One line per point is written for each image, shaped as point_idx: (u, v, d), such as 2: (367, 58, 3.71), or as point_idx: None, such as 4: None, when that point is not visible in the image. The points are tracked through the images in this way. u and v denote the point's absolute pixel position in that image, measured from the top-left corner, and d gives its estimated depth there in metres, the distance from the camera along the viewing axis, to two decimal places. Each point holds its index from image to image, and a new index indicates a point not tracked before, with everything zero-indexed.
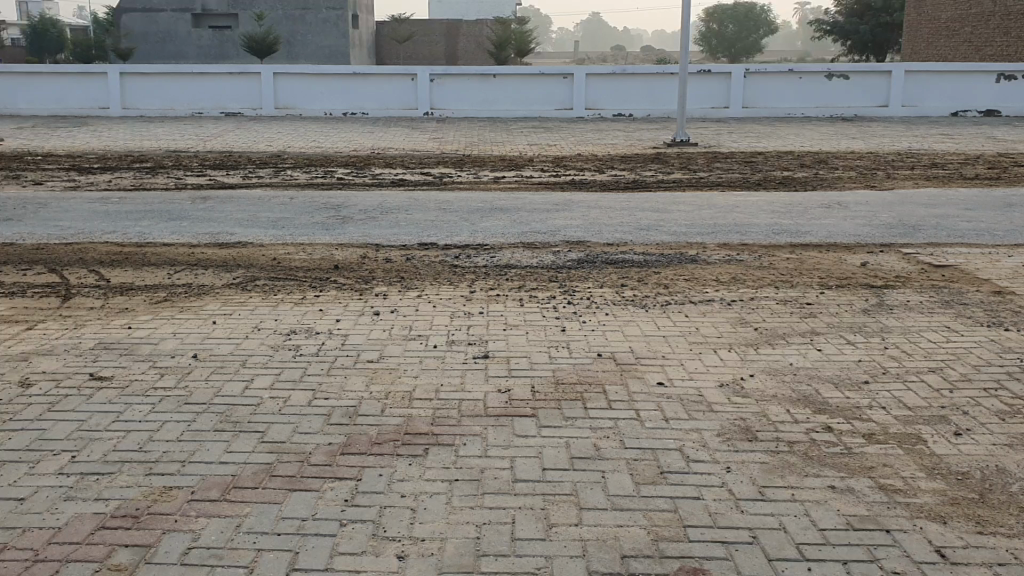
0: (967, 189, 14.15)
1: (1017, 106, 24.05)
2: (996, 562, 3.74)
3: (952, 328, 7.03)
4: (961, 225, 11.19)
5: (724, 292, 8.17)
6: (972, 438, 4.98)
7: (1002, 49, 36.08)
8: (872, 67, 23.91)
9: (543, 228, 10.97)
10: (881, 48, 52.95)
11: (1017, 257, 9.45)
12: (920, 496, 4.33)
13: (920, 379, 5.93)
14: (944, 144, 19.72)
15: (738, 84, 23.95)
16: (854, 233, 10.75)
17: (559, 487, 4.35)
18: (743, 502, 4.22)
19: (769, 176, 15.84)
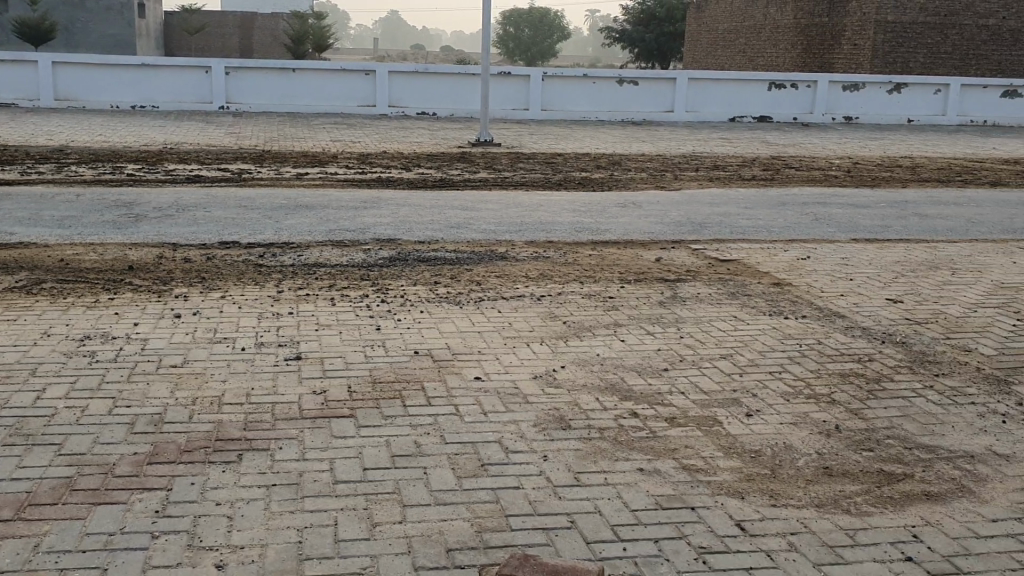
0: (745, 189, 15.23)
1: (786, 113, 26.08)
2: (789, 531, 4.06)
3: (739, 317, 7.55)
4: (742, 223, 12.03)
5: (533, 287, 8.38)
6: (762, 418, 5.38)
7: (772, 61, 39.01)
8: (658, 74, 25.16)
9: (351, 226, 10.84)
10: (666, 56, 55.92)
11: (792, 251, 10.27)
12: (719, 474, 4.63)
13: (714, 365, 6.33)
14: (725, 147, 21.10)
15: (536, 87, 24.58)
16: (649, 231, 11.31)
17: (381, 486, 4.32)
18: (560, 489, 4.36)
19: (568, 176, 16.39)
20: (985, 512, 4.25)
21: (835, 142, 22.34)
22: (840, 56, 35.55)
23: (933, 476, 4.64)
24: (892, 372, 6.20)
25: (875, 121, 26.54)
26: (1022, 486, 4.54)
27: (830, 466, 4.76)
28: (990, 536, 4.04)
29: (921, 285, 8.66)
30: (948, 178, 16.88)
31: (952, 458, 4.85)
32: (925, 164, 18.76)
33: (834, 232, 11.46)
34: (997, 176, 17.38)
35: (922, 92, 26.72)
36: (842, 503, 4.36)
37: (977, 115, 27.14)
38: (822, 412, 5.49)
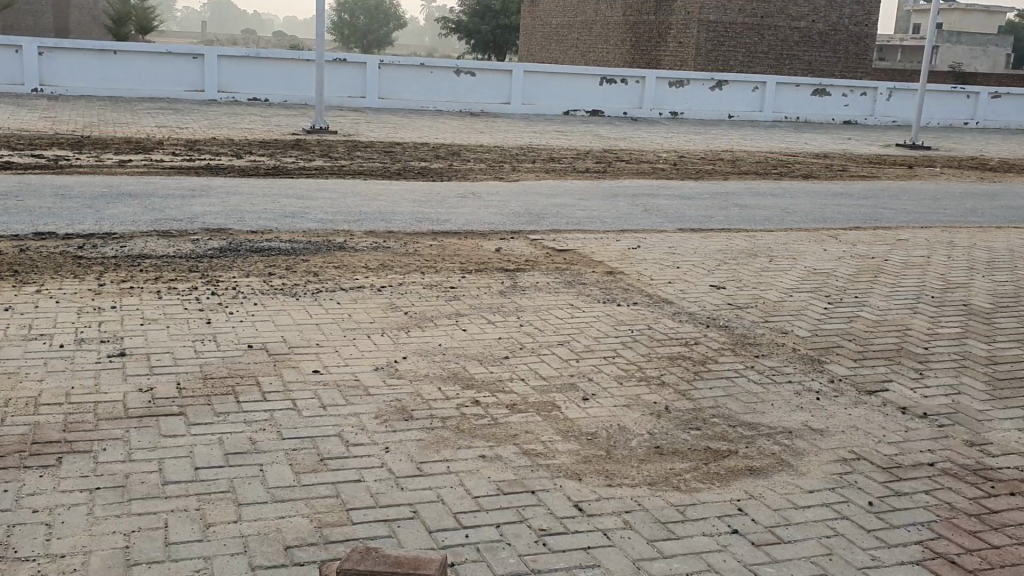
0: (579, 181, 15.61)
1: (617, 107, 26.86)
2: (625, 510, 4.19)
3: (576, 305, 7.74)
4: (577, 213, 12.32)
5: (373, 278, 8.29)
6: (598, 401, 5.54)
7: (604, 56, 40.06)
8: (494, 65, 25.35)
9: (179, 215, 10.38)
10: (501, 48, 56.52)
11: (625, 240, 10.61)
12: (558, 457, 4.74)
13: (552, 352, 6.45)
14: (560, 139, 21.54)
15: (373, 76, 24.29)
16: (487, 221, 11.41)
17: (215, 485, 4.17)
18: (401, 480, 4.34)
19: (407, 166, 16.30)
20: (802, 484, 4.53)
21: (663, 136, 23.21)
22: (666, 53, 36.92)
23: (755, 452, 4.91)
24: (717, 354, 6.51)
25: (699, 116, 27.75)
26: (834, 457, 4.87)
27: (661, 446, 4.95)
28: (807, 505, 4.30)
29: (743, 272, 9.12)
30: (766, 171, 17.85)
31: (772, 434, 5.14)
32: (746, 158, 19.77)
33: (663, 222, 11.91)
34: (810, 170, 18.52)
35: (742, 90, 28.14)
36: (673, 481, 4.54)
37: (790, 112, 28.85)
38: (653, 394, 5.70)
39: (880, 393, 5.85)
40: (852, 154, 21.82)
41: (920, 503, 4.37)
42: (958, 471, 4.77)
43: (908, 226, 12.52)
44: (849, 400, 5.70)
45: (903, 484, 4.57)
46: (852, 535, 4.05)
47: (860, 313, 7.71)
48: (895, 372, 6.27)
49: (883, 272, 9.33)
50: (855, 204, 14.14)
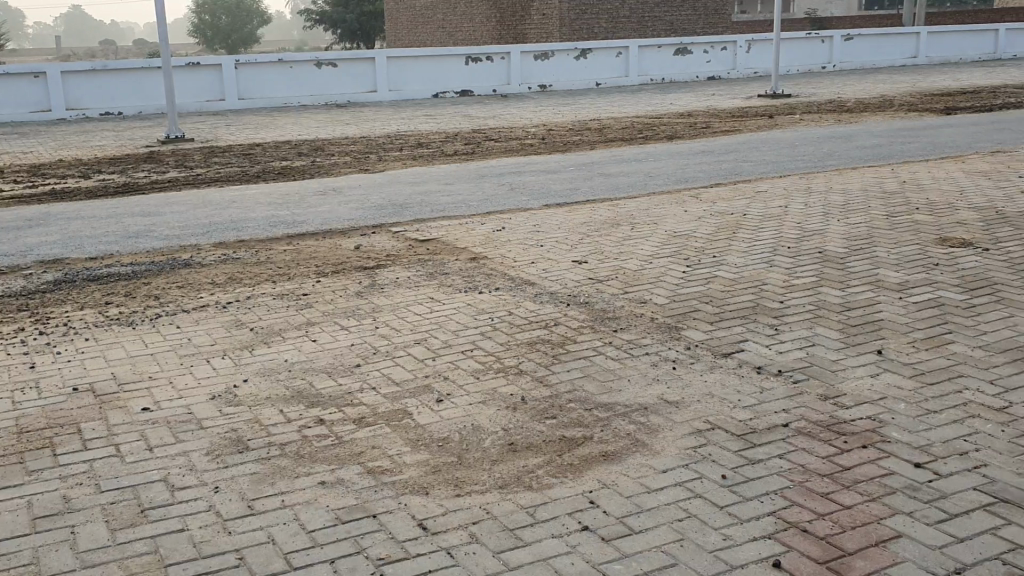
0: (447, 165, 15.30)
1: (485, 85, 26.59)
2: (470, 522, 3.95)
3: (435, 298, 7.46)
4: (442, 200, 12.02)
5: (220, 294, 7.83)
6: (451, 402, 5.26)
7: (470, 35, 39.68)
8: (355, 54, 24.69)
9: (13, 249, 9.67)
10: (369, 36, 55.59)
11: (489, 223, 10.38)
12: (405, 471, 4.45)
13: (406, 353, 6.15)
14: (428, 124, 21.15)
15: (230, 77, 23.34)
16: (347, 218, 11.00)
17: (17, 558, 3.76)
18: (229, 523, 4.01)
19: (268, 167, 15.70)
20: (656, 465, 4.35)
21: (531, 110, 23.07)
22: (532, 27, 36.76)
23: (611, 435, 4.72)
24: (575, 334, 6.33)
25: (568, 87, 27.73)
26: (690, 430, 4.72)
27: (515, 441, 4.72)
28: (660, 487, 4.12)
29: (605, 244, 8.99)
30: (632, 137, 17.87)
31: (628, 412, 4.97)
32: (613, 125, 19.81)
33: (528, 200, 11.72)
34: (674, 130, 18.64)
35: (606, 56, 28.21)
36: (524, 479, 4.31)
37: (655, 74, 29.08)
38: (509, 385, 5.47)
39: (736, 355, 5.76)
40: (715, 110, 22.10)
41: (773, 471, 4.24)
42: (811, 430, 4.68)
43: (766, 177, 12.67)
44: (707, 366, 5.58)
45: (757, 452, 4.45)
46: (704, 514, 3.88)
47: (718, 272, 7.65)
48: (752, 330, 6.20)
49: (742, 228, 9.34)
50: (716, 161, 14.25)
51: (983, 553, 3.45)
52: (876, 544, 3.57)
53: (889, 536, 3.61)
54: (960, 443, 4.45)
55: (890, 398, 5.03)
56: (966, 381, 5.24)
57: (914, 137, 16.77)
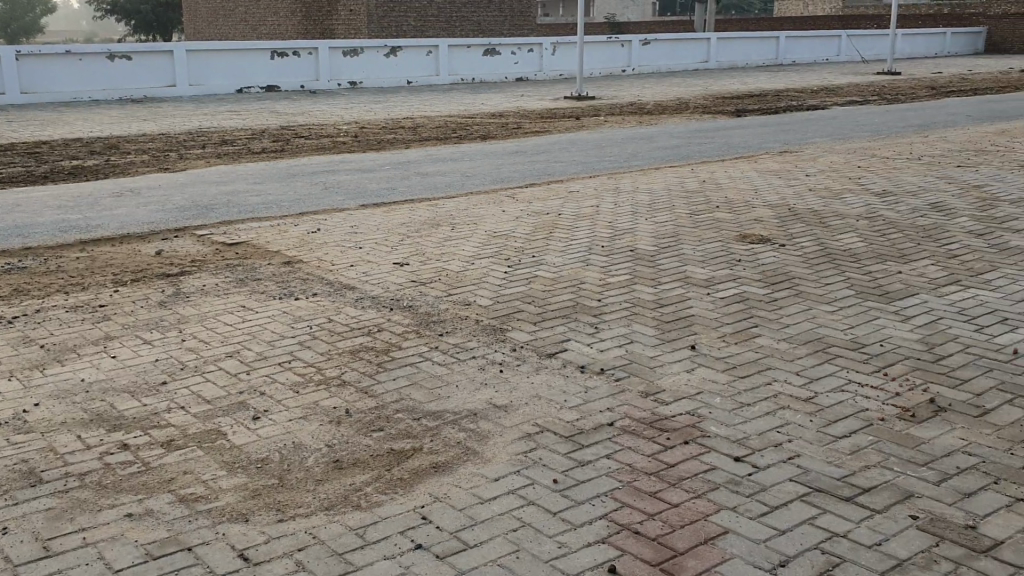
0: (255, 163, 14.70)
1: (292, 81, 25.82)
2: (296, 548, 3.72)
3: (247, 306, 7.10)
4: (251, 200, 11.53)
5: (3, 308, 7.12)
6: (268, 419, 4.97)
7: (275, 28, 38.44)
8: (151, 47, 23.33)
9: None
10: (165, 27, 52.89)
11: (302, 224, 10.02)
12: (222, 497, 4.16)
13: (219, 367, 5.79)
14: (232, 120, 20.27)
15: (10, 70, 21.49)
16: (147, 221, 10.32)
17: None
18: (21, 569, 3.60)
19: (57, 166, 14.54)
20: (487, 473, 4.27)
21: (341, 108, 22.63)
22: (339, 23, 36.09)
23: (439, 445, 4.60)
24: (398, 340, 6.17)
25: (377, 85, 27.37)
26: (519, 434, 4.66)
27: (340, 458, 4.51)
28: (492, 498, 4.04)
29: (423, 245, 8.87)
30: (446, 136, 17.84)
31: (456, 420, 4.87)
32: (426, 123, 19.73)
33: (342, 200, 11.42)
34: (487, 130, 18.77)
35: (416, 54, 28.05)
36: (352, 499, 4.11)
37: (465, 74, 29.20)
38: (331, 398, 5.24)
39: (560, 355, 5.76)
40: (525, 110, 22.46)
41: (602, 471, 4.21)
42: (636, 427, 4.69)
43: (577, 177, 12.94)
44: (532, 367, 5.56)
45: (585, 452, 4.43)
46: (538, 523, 3.82)
47: (538, 272, 7.70)
48: (573, 329, 6.25)
49: (558, 227, 9.48)
50: (529, 161, 14.43)
51: (803, 543, 3.56)
52: (705, 542, 3.61)
53: (717, 534, 3.66)
54: (774, 435, 4.60)
55: (707, 392, 5.16)
56: (774, 372, 5.45)
57: (710, 138, 17.64)
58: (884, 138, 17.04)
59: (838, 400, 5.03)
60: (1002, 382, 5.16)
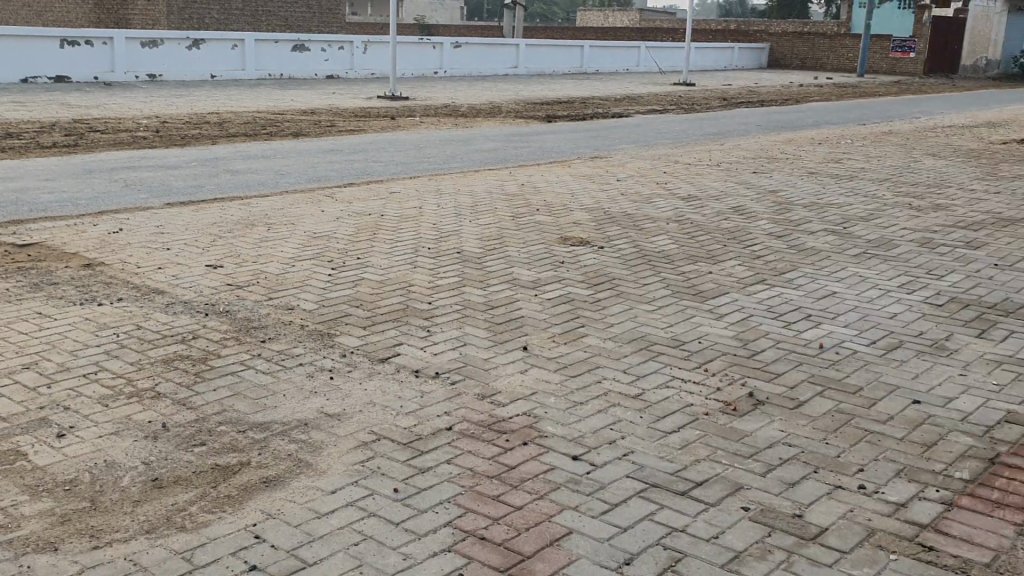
0: (45, 158, 13.60)
1: (84, 72, 24.14)
2: None
3: (44, 313, 6.50)
4: (43, 197, 10.64)
5: None
6: (75, 436, 4.55)
7: (63, 15, 35.90)
8: None
9: None
10: None
11: (103, 224, 9.34)
12: (25, 526, 3.75)
13: (15, 381, 5.26)
14: (16, 111, 18.69)
15: None
16: None
17: None
18: None
19: None
20: (322, 486, 4.07)
21: (140, 101, 21.38)
22: (136, 13, 34.14)
23: (270, 458, 4.36)
24: (217, 348, 5.82)
25: (180, 79, 26.07)
26: (353, 443, 4.48)
27: (159, 477, 4.18)
28: (330, 511, 3.86)
29: (238, 246, 8.45)
30: (255, 133, 17.22)
31: (286, 431, 4.63)
32: (233, 119, 18.95)
33: (147, 198, 10.75)
34: (299, 128, 18.28)
35: (221, 48, 26.94)
36: (176, 520, 3.82)
37: (274, 70, 28.32)
38: (146, 412, 4.87)
39: (391, 359, 5.61)
40: (338, 108, 22.07)
41: (444, 477, 4.11)
42: (474, 430, 4.60)
43: (395, 177, 12.78)
44: (363, 374, 5.38)
45: (424, 459, 4.30)
46: (381, 535, 3.68)
47: (363, 275, 7.50)
48: (403, 333, 6.10)
49: (380, 228, 9.30)
50: (345, 160, 14.12)
51: (646, 540, 3.59)
52: (551, 544, 3.58)
53: (563, 535, 3.65)
54: (609, 431, 4.60)
55: (541, 391, 5.14)
56: (604, 370, 5.47)
57: (524, 142, 17.94)
58: (686, 146, 17.92)
59: (665, 396, 5.07)
60: (813, 375, 5.37)
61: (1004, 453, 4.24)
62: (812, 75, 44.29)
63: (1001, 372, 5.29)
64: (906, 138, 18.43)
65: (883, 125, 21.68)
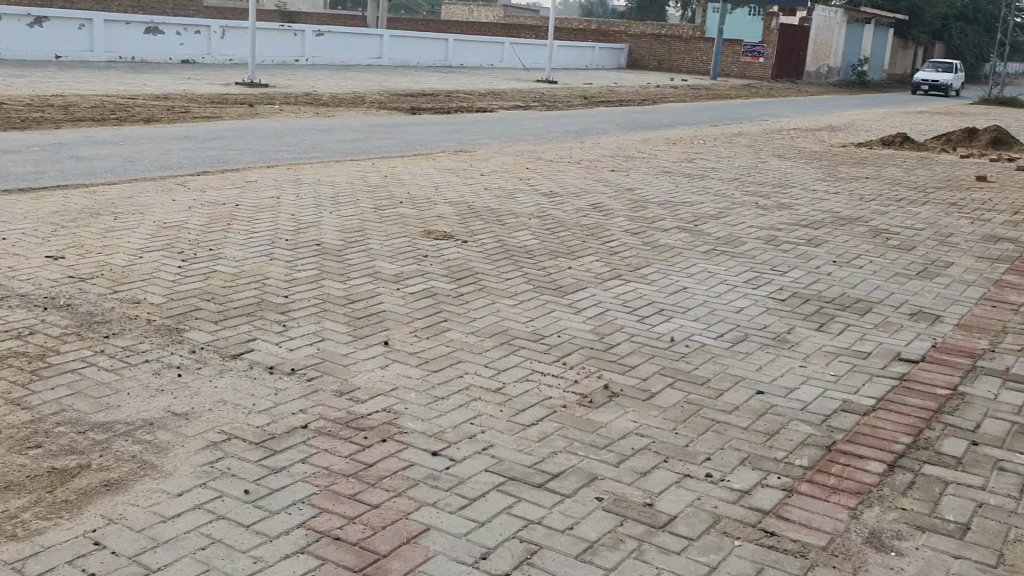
0: None
1: None
2: None
3: None
4: None
5: None
6: None
7: None
8: None
9: None
10: None
11: None
12: None
13: None
14: None
15: None
16: None
17: None
18: None
19: None
20: (168, 488, 3.90)
21: None
22: None
23: (112, 460, 4.15)
24: (56, 344, 5.49)
25: (20, 58, 24.54)
26: (203, 444, 4.31)
27: None
28: (177, 514, 3.70)
29: (82, 236, 8.00)
30: (103, 117, 16.37)
31: (130, 432, 4.41)
32: (79, 103, 17.96)
33: None
34: (151, 113, 17.51)
35: (65, 27, 25.50)
36: (6, 528, 3.58)
37: (124, 52, 27.03)
38: None
39: (245, 356, 5.42)
40: (193, 94, 21.26)
41: (298, 477, 4.01)
42: (331, 427, 4.51)
43: (254, 167, 12.39)
44: (214, 371, 5.19)
45: (278, 458, 4.18)
46: (230, 538, 3.55)
47: (216, 267, 7.24)
48: (258, 328, 5.92)
49: (236, 219, 9.01)
50: (200, 148, 13.60)
51: (502, 534, 3.61)
52: (407, 542, 3.55)
53: (420, 531, 3.61)
54: (467, 426, 4.59)
55: (401, 386, 5.07)
56: (464, 365, 5.46)
57: (388, 134, 17.76)
58: (548, 142, 18.17)
59: (524, 390, 5.11)
60: (666, 367, 5.52)
61: (839, 440, 4.46)
62: (669, 76, 45.66)
63: (838, 363, 5.57)
64: (755, 139, 19.26)
65: (735, 126, 22.59)
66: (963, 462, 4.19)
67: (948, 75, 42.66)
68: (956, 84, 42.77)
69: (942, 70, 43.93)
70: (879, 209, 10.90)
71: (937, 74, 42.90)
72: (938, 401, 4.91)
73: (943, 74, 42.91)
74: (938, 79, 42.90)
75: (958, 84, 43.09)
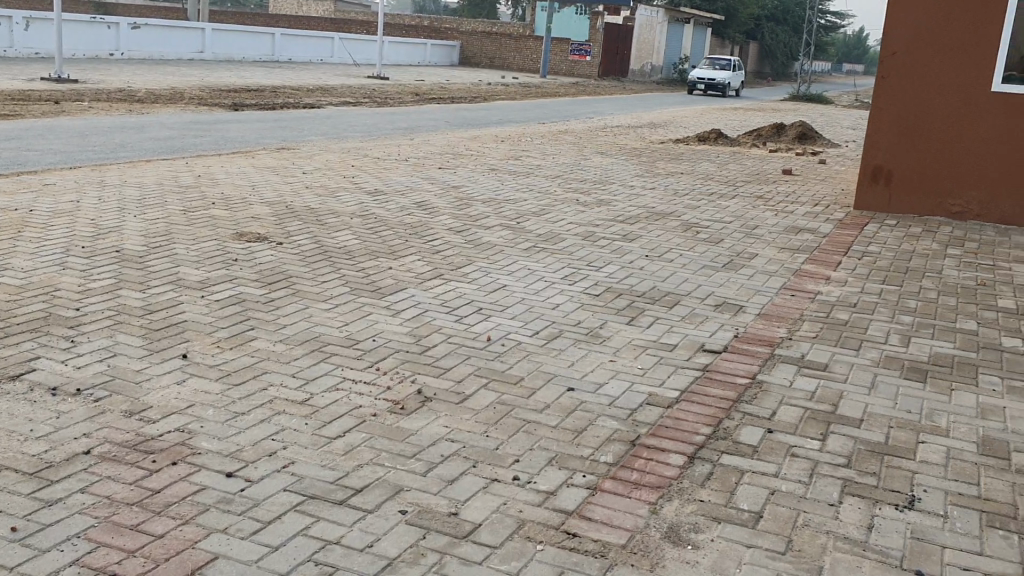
0: None
1: None
2: None
3: None
4: None
5: None
6: None
7: None
8: None
9: None
10: None
11: None
12: None
13: None
14: None
15: None
16: None
17: None
18: None
19: None
20: None
21: None
22: None
23: None
24: None
25: None
26: None
27: None
28: None
29: None
30: None
31: None
32: None
33: None
34: None
35: None
36: None
37: None
38: None
39: (25, 377, 4.98)
40: None
41: (74, 509, 3.69)
42: (117, 452, 4.19)
43: (55, 168, 11.57)
44: None
45: (54, 489, 3.84)
46: None
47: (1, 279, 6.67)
48: (43, 345, 5.47)
49: (29, 225, 8.36)
50: None
51: (297, 558, 3.44)
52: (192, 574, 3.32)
53: (206, 561, 3.39)
54: (269, 442, 4.37)
55: (199, 403, 4.78)
56: (269, 376, 5.22)
57: (205, 131, 16.97)
58: (374, 139, 17.84)
59: (332, 400, 4.92)
60: (479, 368, 5.47)
61: (644, 435, 4.52)
62: (497, 73, 45.92)
63: (645, 356, 5.67)
64: (578, 137, 19.54)
65: (559, 124, 22.87)
66: (759, 450, 4.33)
67: (721, 74, 42.18)
68: (731, 84, 43.03)
69: (717, 67, 43.69)
70: (692, 204, 11.27)
71: (718, 72, 43.16)
72: (737, 391, 5.07)
73: (719, 74, 42.30)
74: (714, 78, 42.76)
75: (732, 83, 42.78)
